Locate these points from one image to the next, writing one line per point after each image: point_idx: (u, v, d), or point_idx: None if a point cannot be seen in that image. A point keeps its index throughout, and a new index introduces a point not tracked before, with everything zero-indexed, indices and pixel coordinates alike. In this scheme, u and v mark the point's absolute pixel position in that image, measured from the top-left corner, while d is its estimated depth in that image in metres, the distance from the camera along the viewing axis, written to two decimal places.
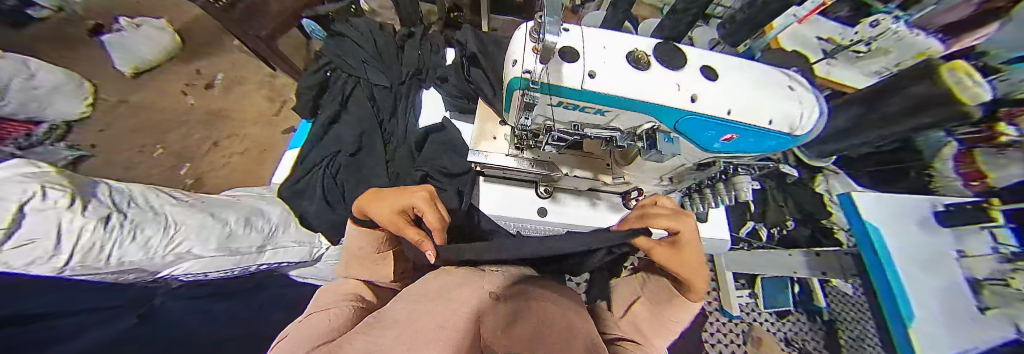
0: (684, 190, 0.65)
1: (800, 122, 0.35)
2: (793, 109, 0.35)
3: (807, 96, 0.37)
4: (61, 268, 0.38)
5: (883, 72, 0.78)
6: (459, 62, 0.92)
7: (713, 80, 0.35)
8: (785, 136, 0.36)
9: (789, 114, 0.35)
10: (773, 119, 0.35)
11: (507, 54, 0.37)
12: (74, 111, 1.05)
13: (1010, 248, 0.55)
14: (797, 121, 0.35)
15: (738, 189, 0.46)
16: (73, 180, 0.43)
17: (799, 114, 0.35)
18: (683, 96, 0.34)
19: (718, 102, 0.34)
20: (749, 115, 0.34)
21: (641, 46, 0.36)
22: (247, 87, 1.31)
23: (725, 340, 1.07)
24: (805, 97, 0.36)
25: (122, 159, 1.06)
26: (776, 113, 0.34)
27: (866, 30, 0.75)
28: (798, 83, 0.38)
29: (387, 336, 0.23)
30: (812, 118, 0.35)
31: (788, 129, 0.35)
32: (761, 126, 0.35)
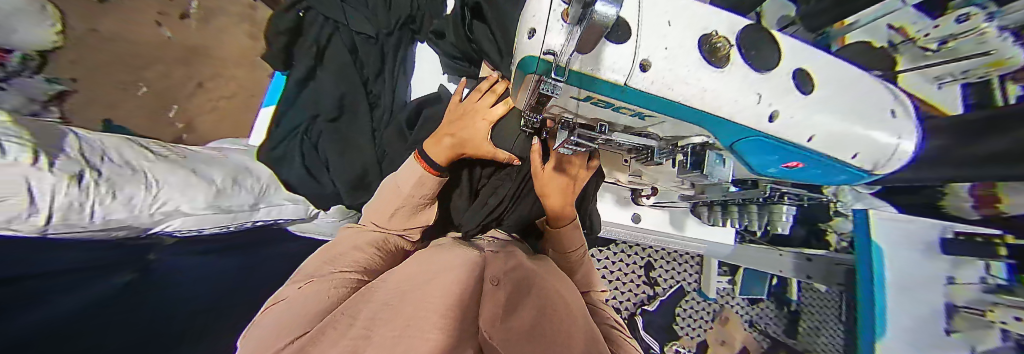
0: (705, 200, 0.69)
1: (882, 160, 0.32)
2: (886, 140, 0.31)
3: (906, 125, 0.32)
4: (44, 227, 0.33)
5: (946, 78, 0.51)
6: (459, 14, 0.79)
7: (807, 94, 0.30)
8: (862, 172, 0.33)
9: (878, 148, 0.31)
10: (859, 153, 0.31)
11: (526, 21, 0.29)
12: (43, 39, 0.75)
13: (998, 280, 0.55)
14: (883, 160, 0.32)
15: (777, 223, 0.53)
16: (30, 130, 0.37)
17: (891, 151, 0.31)
18: (764, 113, 0.28)
19: (802, 128, 0.29)
20: (828, 147, 0.31)
21: (720, 29, 0.29)
22: (224, 20, 1.15)
23: (695, 317, 1.15)
24: (906, 128, 0.31)
25: None
26: (866, 147, 0.31)
27: (939, 27, 0.50)
28: (904, 108, 0.33)
29: (377, 323, 0.24)
30: (903, 157, 0.32)
31: (868, 166, 0.32)
32: (840, 159, 0.32)
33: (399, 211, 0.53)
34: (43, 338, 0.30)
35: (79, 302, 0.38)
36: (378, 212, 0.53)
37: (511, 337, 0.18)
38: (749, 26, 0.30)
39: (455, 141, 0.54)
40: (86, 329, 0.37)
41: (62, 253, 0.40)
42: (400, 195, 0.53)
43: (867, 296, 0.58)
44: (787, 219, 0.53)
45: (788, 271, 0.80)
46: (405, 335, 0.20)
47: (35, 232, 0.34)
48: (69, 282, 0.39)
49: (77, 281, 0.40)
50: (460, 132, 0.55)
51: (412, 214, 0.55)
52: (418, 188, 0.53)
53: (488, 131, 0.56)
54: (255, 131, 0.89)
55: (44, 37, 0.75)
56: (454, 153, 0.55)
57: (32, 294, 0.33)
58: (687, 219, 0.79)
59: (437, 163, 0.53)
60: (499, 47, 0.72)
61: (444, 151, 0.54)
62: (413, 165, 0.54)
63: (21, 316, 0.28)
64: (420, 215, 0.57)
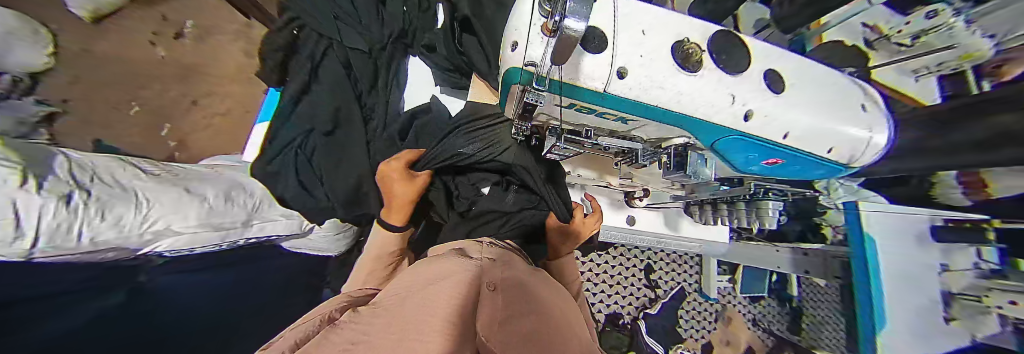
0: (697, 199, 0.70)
1: (858, 151, 0.33)
2: (857, 135, 0.32)
3: (878, 118, 0.33)
4: (31, 251, 0.32)
5: (921, 71, 0.53)
6: (450, 27, 0.81)
7: (778, 94, 0.31)
8: (837, 165, 0.34)
9: (853, 141, 0.32)
10: (835, 147, 0.32)
11: (508, 33, 0.30)
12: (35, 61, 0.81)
13: (990, 265, 0.57)
14: (859, 151, 0.33)
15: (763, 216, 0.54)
16: (19, 153, 0.36)
17: (864, 143, 0.32)
18: (739, 114, 0.30)
19: (776, 127, 0.31)
20: (806, 142, 0.32)
21: (694, 36, 0.30)
22: (221, 38, 1.15)
23: (698, 318, 1.15)
24: (877, 122, 0.33)
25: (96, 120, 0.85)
26: (840, 141, 0.32)
27: (910, 24, 0.54)
28: (872, 100, 0.34)
29: (375, 329, 0.22)
30: (877, 149, 0.33)
31: (843, 161, 0.34)
32: (816, 154, 0.33)
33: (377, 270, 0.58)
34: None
35: (59, 329, 0.37)
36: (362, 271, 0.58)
37: (511, 339, 0.18)
38: (719, 31, 0.31)
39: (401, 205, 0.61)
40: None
41: (42, 280, 0.38)
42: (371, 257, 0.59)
43: (863, 290, 0.59)
44: (773, 214, 0.52)
45: (786, 267, 0.82)
46: (403, 336, 0.19)
47: (20, 256, 0.33)
48: (52, 307, 0.38)
49: (61, 306, 0.39)
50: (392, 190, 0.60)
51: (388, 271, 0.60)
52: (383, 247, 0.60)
53: (408, 179, 0.61)
54: (250, 147, 0.89)
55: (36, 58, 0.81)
56: (404, 216, 0.61)
57: (10, 323, 0.31)
58: (683, 219, 0.80)
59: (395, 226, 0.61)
60: (487, 55, 0.73)
61: (395, 215, 0.61)
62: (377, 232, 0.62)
63: None
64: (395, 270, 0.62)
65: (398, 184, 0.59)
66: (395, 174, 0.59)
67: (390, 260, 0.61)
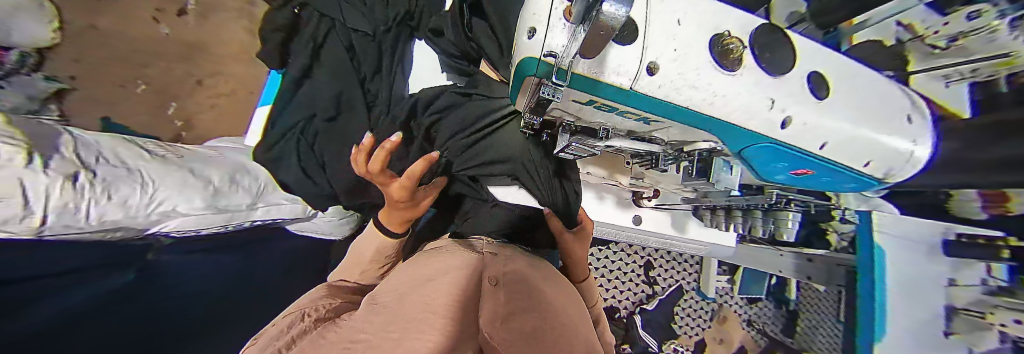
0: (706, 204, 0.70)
1: (896, 167, 0.31)
2: (897, 148, 0.30)
3: (922, 131, 0.31)
4: (41, 227, 0.34)
5: (955, 76, 0.49)
6: (457, 8, 0.75)
7: (820, 99, 0.29)
8: (868, 179, 0.33)
9: (890, 154, 0.30)
10: (870, 161, 0.30)
11: (527, 19, 0.28)
12: None
13: (998, 282, 0.55)
14: (897, 167, 0.32)
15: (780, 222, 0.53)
16: (24, 132, 0.37)
17: (906, 158, 0.31)
18: (776, 118, 0.28)
19: (813, 134, 0.29)
20: (838, 154, 0.30)
21: (731, 29, 0.28)
22: (224, 16, 1.11)
23: (693, 316, 1.15)
24: (922, 135, 0.31)
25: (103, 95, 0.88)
26: (878, 155, 0.30)
27: (950, 24, 0.50)
28: (919, 112, 0.32)
29: (374, 326, 0.23)
30: (915, 164, 0.32)
31: (878, 173, 0.32)
32: (851, 167, 0.31)
33: (366, 271, 0.57)
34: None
35: (65, 307, 0.38)
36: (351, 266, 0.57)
37: (511, 334, 0.19)
38: (763, 26, 0.29)
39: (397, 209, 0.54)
40: (56, 339, 0.36)
41: (55, 255, 0.40)
42: (362, 260, 0.56)
43: (867, 302, 0.58)
44: (792, 226, 0.52)
45: (788, 271, 0.82)
46: (404, 337, 0.19)
47: (31, 234, 0.34)
48: (58, 285, 0.39)
49: (70, 286, 0.40)
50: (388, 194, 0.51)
51: (382, 271, 0.59)
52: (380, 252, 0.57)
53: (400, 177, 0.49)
54: (252, 129, 0.88)
55: None
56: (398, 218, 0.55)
57: (15, 300, 0.33)
58: (689, 221, 0.79)
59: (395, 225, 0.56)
60: (500, 46, 0.69)
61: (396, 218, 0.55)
62: (373, 234, 0.56)
63: None
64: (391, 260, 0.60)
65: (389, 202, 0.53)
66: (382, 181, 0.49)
67: (383, 263, 0.58)
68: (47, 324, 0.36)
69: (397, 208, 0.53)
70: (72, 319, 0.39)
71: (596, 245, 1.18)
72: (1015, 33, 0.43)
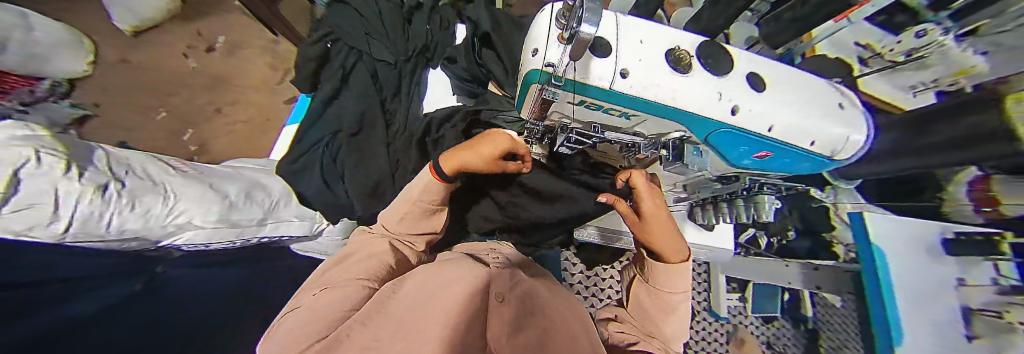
0: (697, 202, 0.70)
1: (838, 146, 0.35)
2: (840, 137, 0.34)
3: (856, 117, 0.35)
4: (64, 234, 0.37)
5: (919, 86, 0.56)
6: (469, 43, 0.91)
7: (760, 90, 0.33)
8: (823, 158, 0.36)
9: (832, 139, 0.34)
10: (817, 140, 0.34)
11: (529, 43, 0.34)
12: (75, 69, 0.97)
13: (1009, 281, 0.52)
14: (839, 146, 0.35)
15: (762, 209, 0.51)
16: (67, 147, 0.42)
17: (843, 140, 0.34)
18: (725, 107, 0.32)
19: (762, 119, 0.33)
20: (789, 136, 0.34)
21: (683, 45, 0.33)
22: (249, 51, 1.26)
23: (708, 339, 1.10)
24: (856, 119, 0.35)
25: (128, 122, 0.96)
26: (822, 135, 0.34)
27: (903, 42, 0.56)
28: (850, 100, 0.36)
29: (385, 335, 0.24)
30: (856, 145, 0.35)
31: (829, 152, 0.35)
32: (800, 147, 0.35)
33: (407, 215, 0.51)
34: (53, 336, 0.33)
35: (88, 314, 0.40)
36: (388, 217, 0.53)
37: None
38: (704, 42, 0.34)
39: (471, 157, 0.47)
40: (97, 329, 0.39)
41: (66, 261, 0.42)
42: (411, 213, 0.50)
43: (876, 300, 0.57)
44: (771, 209, 0.49)
45: (796, 282, 0.79)
46: (414, 345, 0.21)
47: (54, 239, 0.38)
48: (73, 291, 0.40)
49: (84, 294, 0.42)
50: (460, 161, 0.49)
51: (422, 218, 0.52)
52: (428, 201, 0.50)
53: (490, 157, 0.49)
54: (279, 146, 0.93)
55: (77, 67, 0.97)
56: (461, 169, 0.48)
57: (38, 299, 0.35)
58: (686, 225, 0.79)
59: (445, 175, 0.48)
60: (506, 68, 0.88)
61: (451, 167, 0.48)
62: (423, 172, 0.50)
63: (21, 319, 0.31)
64: (429, 221, 0.53)
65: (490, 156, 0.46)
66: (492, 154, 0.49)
67: (428, 208, 0.51)
68: (73, 321, 0.37)
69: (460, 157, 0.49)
70: (98, 317, 0.40)
71: None
72: (962, 46, 0.49)
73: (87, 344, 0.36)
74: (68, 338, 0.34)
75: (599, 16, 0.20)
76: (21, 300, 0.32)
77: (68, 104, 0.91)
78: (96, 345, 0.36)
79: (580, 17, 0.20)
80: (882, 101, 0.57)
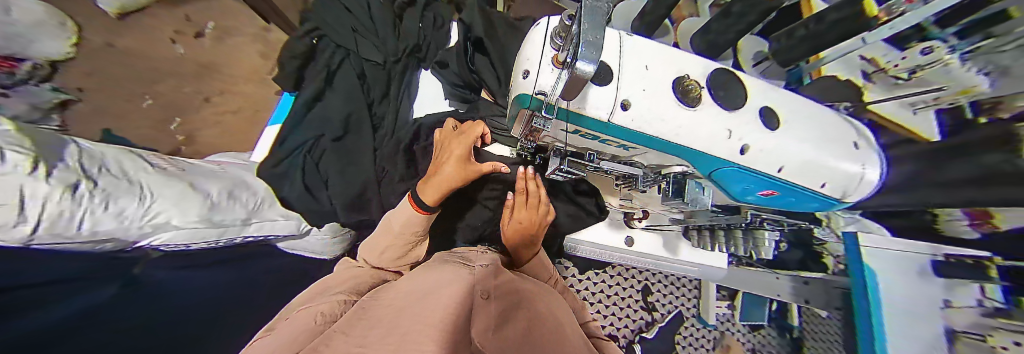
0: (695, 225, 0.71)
1: (850, 188, 0.34)
2: (853, 177, 0.33)
3: (870, 156, 0.34)
4: (31, 236, 0.33)
5: (920, 105, 0.55)
6: (462, 47, 0.90)
7: (772, 130, 0.32)
8: (832, 200, 0.35)
9: (845, 177, 0.33)
10: (827, 182, 0.33)
11: (520, 64, 0.31)
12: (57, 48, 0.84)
13: (994, 303, 0.51)
14: (851, 187, 0.34)
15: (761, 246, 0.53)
16: (32, 141, 0.37)
17: (856, 180, 0.33)
18: (734, 146, 0.31)
19: (772, 159, 0.32)
20: (797, 176, 0.33)
21: (691, 73, 0.31)
22: (240, 40, 1.24)
23: (696, 345, 1.10)
24: (869, 159, 0.33)
25: None
26: (833, 177, 0.33)
27: (907, 58, 0.54)
28: (865, 139, 0.35)
29: (372, 339, 0.23)
30: (868, 185, 0.34)
31: (838, 195, 0.34)
32: (811, 188, 0.34)
33: (388, 250, 0.55)
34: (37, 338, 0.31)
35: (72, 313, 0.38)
36: (372, 251, 0.56)
37: (500, 342, 0.20)
38: (719, 69, 0.33)
39: (442, 178, 0.52)
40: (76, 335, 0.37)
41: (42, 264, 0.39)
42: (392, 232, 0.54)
43: (867, 327, 0.53)
44: (770, 245, 0.52)
45: (787, 295, 0.79)
46: (401, 347, 0.20)
47: (19, 242, 0.34)
48: (52, 293, 0.38)
49: (62, 295, 0.39)
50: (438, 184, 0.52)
51: (405, 251, 0.57)
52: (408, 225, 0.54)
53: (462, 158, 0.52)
54: (260, 146, 0.89)
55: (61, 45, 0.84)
56: (443, 192, 0.52)
57: (20, 302, 0.33)
58: (681, 244, 0.79)
59: (427, 203, 0.52)
60: (498, 76, 0.87)
61: (433, 192, 0.52)
62: (405, 205, 0.54)
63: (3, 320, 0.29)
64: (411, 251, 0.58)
65: (458, 163, 0.52)
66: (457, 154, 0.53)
67: (411, 239, 0.56)
68: (52, 327, 0.35)
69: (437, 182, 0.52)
70: (75, 323, 0.38)
71: (593, 268, 1.15)
72: (967, 65, 0.49)
73: (70, 346, 0.34)
74: (53, 343, 0.32)
75: (597, 53, 0.18)
76: (6, 304, 0.30)
77: (51, 88, 0.75)
78: (79, 349, 0.34)
79: (576, 51, 0.19)
80: (895, 123, 0.55)
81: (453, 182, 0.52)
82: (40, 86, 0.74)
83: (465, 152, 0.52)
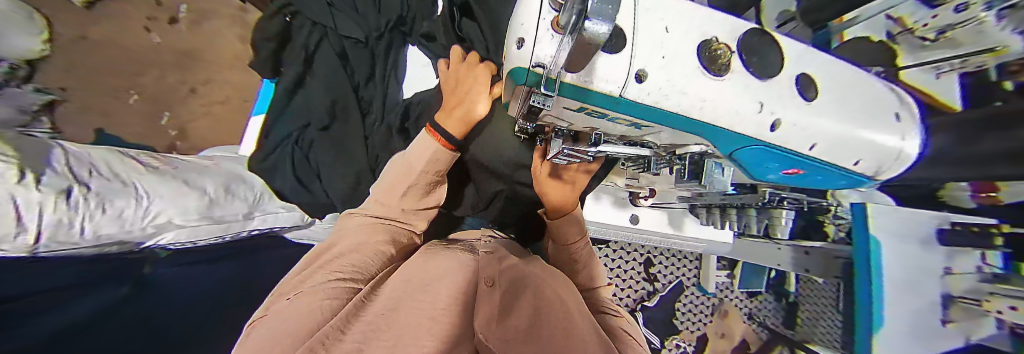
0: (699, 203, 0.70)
1: (885, 164, 0.32)
2: (890, 151, 0.31)
3: (911, 127, 0.31)
4: (34, 244, 0.33)
5: (945, 67, 0.48)
6: (448, 13, 0.81)
7: (808, 101, 0.29)
8: (864, 177, 0.34)
9: (881, 154, 0.31)
10: (861, 160, 0.31)
11: (515, 31, 0.28)
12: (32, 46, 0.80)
13: (993, 269, 0.52)
14: (887, 164, 0.32)
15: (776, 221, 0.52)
16: (14, 147, 0.35)
17: (893, 156, 0.31)
18: (766, 122, 0.28)
19: (806, 136, 0.29)
20: (829, 154, 0.31)
21: (720, 36, 0.28)
22: (216, 23, 1.14)
23: (695, 311, 1.15)
24: (909, 131, 0.31)
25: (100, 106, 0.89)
26: (868, 154, 0.31)
27: (938, 17, 0.49)
28: (909, 111, 0.32)
29: (369, 336, 0.21)
30: (905, 161, 0.32)
31: (872, 172, 0.33)
32: (842, 166, 0.32)
33: (411, 190, 0.52)
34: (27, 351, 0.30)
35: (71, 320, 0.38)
36: (389, 190, 0.52)
37: (513, 333, 0.18)
38: (749, 31, 0.30)
39: (465, 111, 0.51)
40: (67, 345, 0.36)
41: (46, 269, 0.39)
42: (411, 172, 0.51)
43: (866, 297, 0.55)
44: (786, 224, 0.52)
45: (786, 265, 0.80)
46: (401, 341, 0.19)
47: (25, 251, 0.33)
48: (59, 300, 0.39)
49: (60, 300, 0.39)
50: (461, 113, 0.51)
51: (426, 193, 0.54)
52: (432, 165, 0.52)
53: (485, 83, 0.51)
54: (247, 138, 0.86)
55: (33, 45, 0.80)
56: (468, 124, 0.52)
57: (13, 317, 0.33)
58: (686, 219, 0.79)
59: (454, 137, 0.52)
60: (487, 44, 0.79)
61: (458, 124, 0.51)
62: (428, 141, 0.52)
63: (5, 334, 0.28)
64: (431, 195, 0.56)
65: (484, 89, 0.50)
66: (478, 79, 0.51)
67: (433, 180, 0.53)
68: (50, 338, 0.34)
69: (462, 111, 0.51)
70: (81, 327, 0.40)
71: (596, 244, 1.17)
72: (1002, 25, 0.43)
73: None
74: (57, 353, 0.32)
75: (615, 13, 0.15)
76: None
77: (34, 89, 0.77)
78: None
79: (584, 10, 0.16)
80: (920, 91, 0.48)
81: (480, 116, 0.51)
82: (22, 88, 0.74)
83: (489, 79, 0.51)
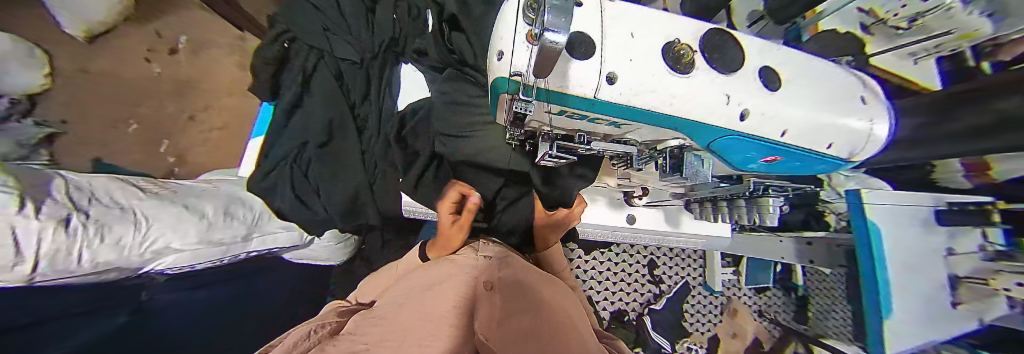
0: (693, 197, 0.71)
1: (858, 147, 0.33)
2: (859, 134, 0.32)
3: (879, 109, 0.32)
4: (31, 274, 0.33)
5: (921, 53, 0.51)
6: (439, 29, 0.82)
7: (773, 90, 0.30)
8: (841, 161, 0.34)
9: (852, 136, 0.32)
10: (834, 143, 0.32)
11: (494, 45, 0.29)
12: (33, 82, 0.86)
13: (996, 247, 0.53)
14: (859, 146, 0.33)
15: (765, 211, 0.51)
16: (16, 178, 0.36)
17: (864, 138, 0.32)
18: (735, 113, 0.29)
19: (776, 124, 0.30)
20: (802, 141, 0.32)
21: (684, 37, 0.30)
22: (215, 52, 1.16)
23: (704, 311, 1.13)
24: (877, 112, 0.32)
25: (99, 137, 0.91)
26: (840, 137, 0.32)
27: (907, 5, 0.49)
28: (871, 91, 0.34)
29: (378, 341, 0.24)
30: (875, 145, 0.32)
31: (846, 155, 0.34)
32: (816, 150, 0.33)
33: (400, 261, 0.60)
34: None
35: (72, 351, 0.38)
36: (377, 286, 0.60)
37: (500, 341, 0.23)
38: (712, 29, 0.31)
39: None
40: None
41: (42, 300, 0.39)
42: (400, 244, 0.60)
43: (873, 284, 0.54)
44: (774, 211, 0.50)
45: (791, 257, 0.79)
46: (404, 344, 0.23)
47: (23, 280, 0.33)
48: (63, 327, 0.40)
49: (57, 333, 0.38)
50: None
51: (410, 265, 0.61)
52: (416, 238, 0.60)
53: None
54: (245, 160, 0.87)
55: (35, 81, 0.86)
56: None
57: (21, 343, 0.33)
58: (682, 215, 0.80)
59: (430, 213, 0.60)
60: (474, 50, 0.78)
61: None
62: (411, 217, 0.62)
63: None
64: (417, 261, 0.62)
65: None
66: None
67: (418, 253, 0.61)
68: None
69: None
70: (87, 351, 0.40)
71: (598, 247, 1.16)
72: (970, 8, 0.44)
73: None
74: None
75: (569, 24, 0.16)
76: None
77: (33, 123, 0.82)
78: None
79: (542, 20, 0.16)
80: (902, 78, 0.51)
81: None
82: (22, 122, 0.80)
83: None
